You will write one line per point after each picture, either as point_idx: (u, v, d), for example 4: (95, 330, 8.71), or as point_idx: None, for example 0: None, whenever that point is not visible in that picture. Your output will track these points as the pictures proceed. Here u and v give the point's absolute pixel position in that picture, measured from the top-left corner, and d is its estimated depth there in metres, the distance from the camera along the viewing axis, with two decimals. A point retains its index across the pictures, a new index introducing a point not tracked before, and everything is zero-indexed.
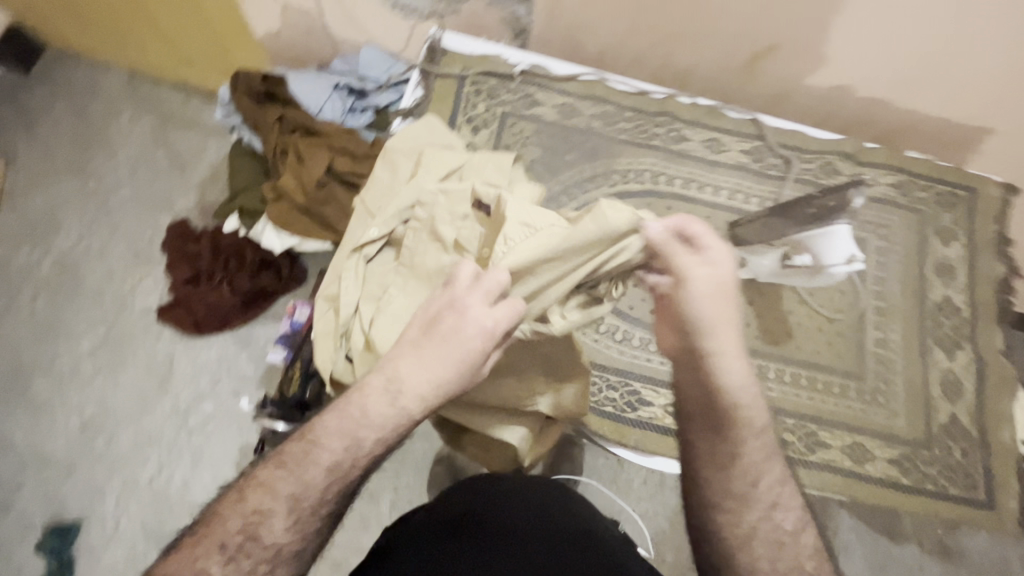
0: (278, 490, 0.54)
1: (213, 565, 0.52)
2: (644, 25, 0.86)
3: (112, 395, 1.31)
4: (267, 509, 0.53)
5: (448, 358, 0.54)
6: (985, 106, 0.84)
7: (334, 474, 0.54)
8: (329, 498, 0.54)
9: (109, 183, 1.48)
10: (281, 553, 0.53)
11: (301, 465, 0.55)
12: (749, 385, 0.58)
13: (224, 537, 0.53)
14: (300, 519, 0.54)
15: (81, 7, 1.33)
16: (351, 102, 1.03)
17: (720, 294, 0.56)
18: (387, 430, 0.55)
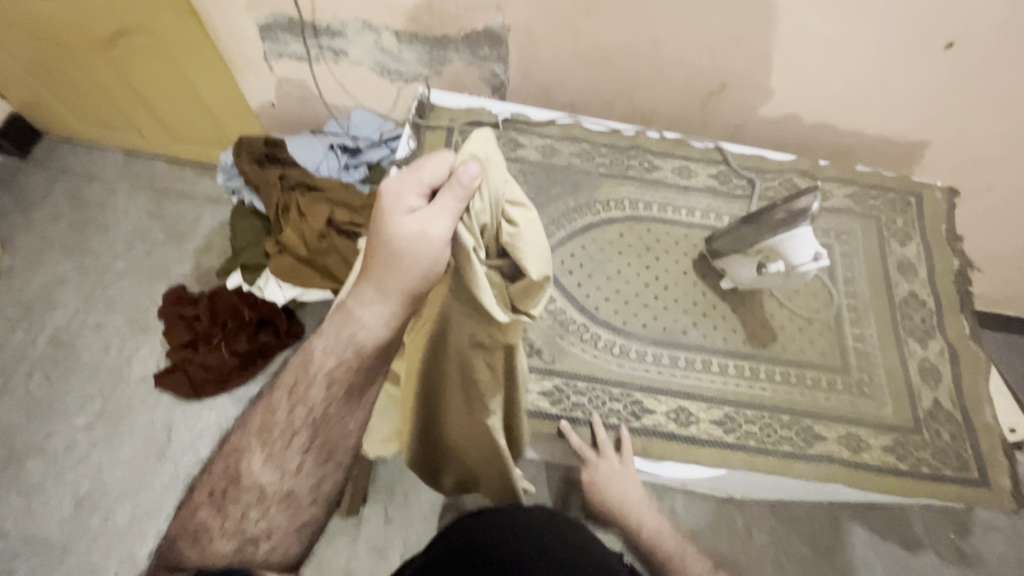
0: (257, 434, 0.58)
1: (210, 520, 0.57)
2: (607, 73, 0.96)
3: (108, 469, 1.28)
4: (246, 451, 0.58)
5: (382, 260, 0.49)
6: (913, 122, 0.95)
7: (294, 398, 0.56)
8: (297, 425, 0.57)
9: (106, 257, 1.52)
10: (266, 494, 0.57)
11: (269, 400, 0.58)
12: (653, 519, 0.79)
13: (212, 485, 0.58)
14: (274, 457, 0.57)
15: (82, 94, 1.41)
16: (345, 160, 1.12)
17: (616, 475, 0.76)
18: (340, 351, 0.55)
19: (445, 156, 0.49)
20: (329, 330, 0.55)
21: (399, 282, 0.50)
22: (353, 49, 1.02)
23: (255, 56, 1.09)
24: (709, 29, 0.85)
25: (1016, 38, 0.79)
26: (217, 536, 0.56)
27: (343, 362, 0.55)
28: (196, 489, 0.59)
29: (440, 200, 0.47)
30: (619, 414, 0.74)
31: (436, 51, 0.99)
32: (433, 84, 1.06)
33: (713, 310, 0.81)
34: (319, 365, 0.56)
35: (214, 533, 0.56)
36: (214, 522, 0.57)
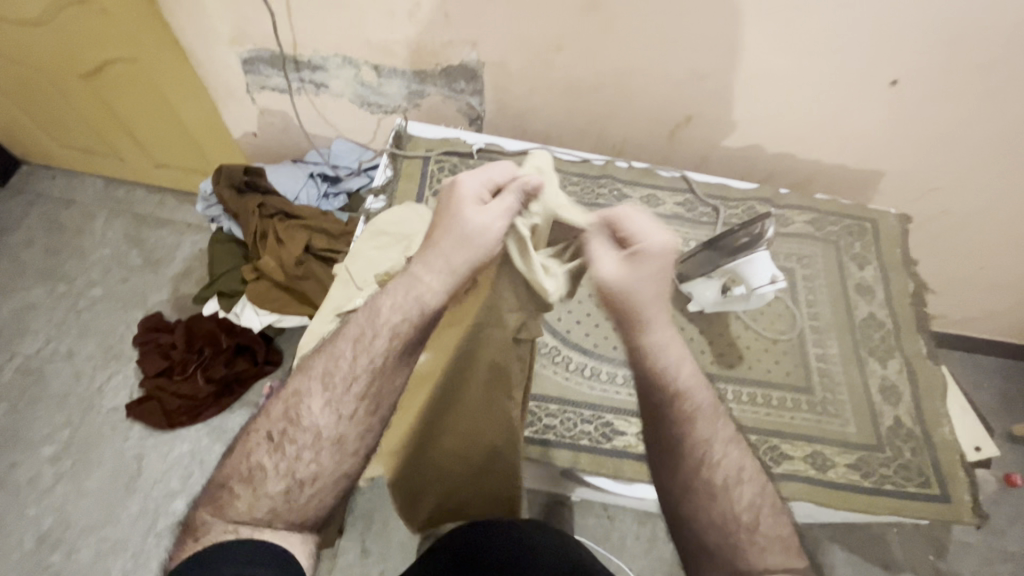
0: (319, 377, 0.57)
1: (265, 459, 0.55)
2: (579, 105, 1.01)
3: (74, 503, 1.24)
4: (306, 390, 0.56)
5: (450, 237, 0.58)
6: (867, 152, 1.00)
7: (360, 345, 0.56)
8: (359, 371, 0.56)
9: (82, 283, 1.50)
10: (322, 438, 0.55)
11: (333, 348, 0.58)
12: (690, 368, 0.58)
13: (268, 425, 0.56)
14: (334, 401, 0.55)
15: (64, 122, 1.43)
16: (324, 188, 1.14)
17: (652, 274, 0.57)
18: (407, 307, 0.57)
19: (508, 165, 0.64)
20: (396, 289, 0.58)
21: (459, 259, 0.58)
22: (334, 82, 1.05)
23: (238, 87, 1.11)
24: (673, 64, 0.90)
25: (955, 76, 0.85)
26: (269, 477, 0.54)
27: (408, 317, 0.57)
28: (249, 432, 0.57)
29: (505, 198, 0.61)
30: (590, 436, 0.75)
31: (414, 84, 1.03)
32: (412, 115, 1.10)
33: (681, 332, 0.83)
34: (387, 317, 0.57)
35: (268, 474, 0.54)
36: (267, 463, 0.55)
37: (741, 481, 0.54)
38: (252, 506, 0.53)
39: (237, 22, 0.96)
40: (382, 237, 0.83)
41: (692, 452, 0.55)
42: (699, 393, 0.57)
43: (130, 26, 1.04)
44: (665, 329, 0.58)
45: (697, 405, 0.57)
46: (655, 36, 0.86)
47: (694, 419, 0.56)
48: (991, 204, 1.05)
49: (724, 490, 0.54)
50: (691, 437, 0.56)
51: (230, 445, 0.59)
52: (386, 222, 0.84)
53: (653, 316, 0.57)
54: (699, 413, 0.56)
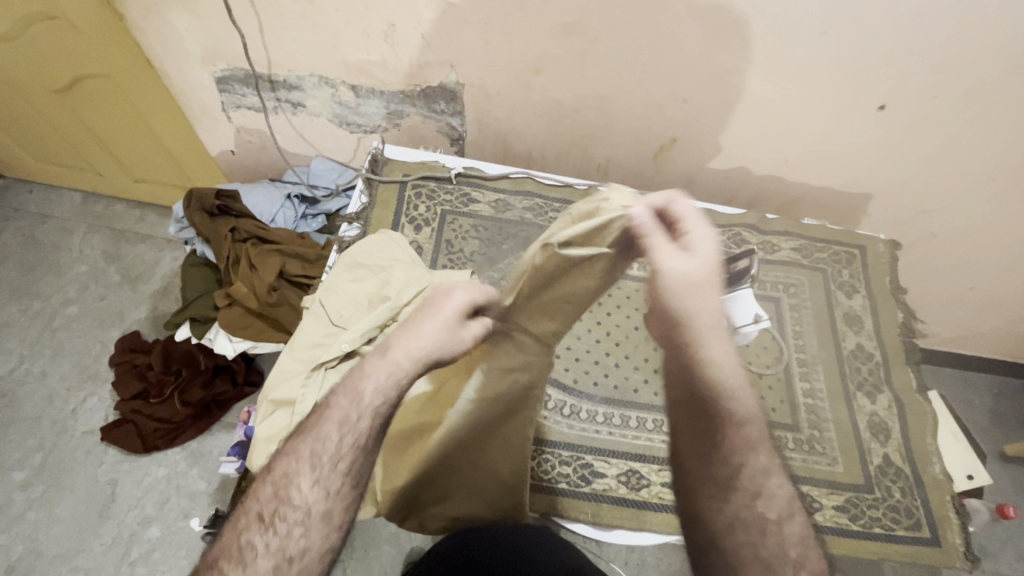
0: (306, 462, 0.55)
1: (255, 540, 0.53)
2: (561, 128, 0.99)
3: (44, 531, 1.19)
4: (293, 470, 0.55)
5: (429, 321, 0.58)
6: (857, 177, 0.98)
7: (345, 428, 0.56)
8: (344, 450, 0.55)
9: (58, 301, 1.46)
10: (312, 514, 0.53)
11: (317, 428, 0.57)
12: (732, 365, 0.55)
13: (259, 505, 0.54)
14: (322, 479, 0.54)
15: (38, 137, 1.38)
16: (302, 210, 1.11)
17: (693, 282, 0.52)
18: (387, 389, 0.57)
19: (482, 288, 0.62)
20: (371, 368, 0.58)
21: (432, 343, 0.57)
22: (311, 102, 1.02)
23: (213, 106, 1.08)
24: (655, 88, 0.88)
25: (941, 103, 0.83)
26: (259, 556, 0.52)
27: (381, 389, 0.56)
28: (236, 514, 0.56)
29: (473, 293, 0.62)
30: (569, 478, 0.74)
31: (393, 104, 1.00)
32: (393, 135, 1.07)
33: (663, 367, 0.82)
34: (366, 391, 0.57)
35: (258, 552, 0.52)
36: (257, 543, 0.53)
37: (785, 515, 0.54)
38: None
39: (208, 43, 0.93)
40: (360, 270, 0.80)
41: (731, 461, 0.54)
42: (752, 423, 0.56)
43: (101, 44, 1.00)
44: (723, 335, 0.55)
45: (747, 420, 0.56)
46: (638, 59, 0.83)
47: (754, 449, 0.55)
48: (979, 229, 1.04)
49: (772, 523, 0.53)
50: (741, 458, 0.54)
51: (214, 533, 0.56)
52: (362, 254, 0.81)
53: (702, 310, 0.53)
54: (760, 444, 0.56)
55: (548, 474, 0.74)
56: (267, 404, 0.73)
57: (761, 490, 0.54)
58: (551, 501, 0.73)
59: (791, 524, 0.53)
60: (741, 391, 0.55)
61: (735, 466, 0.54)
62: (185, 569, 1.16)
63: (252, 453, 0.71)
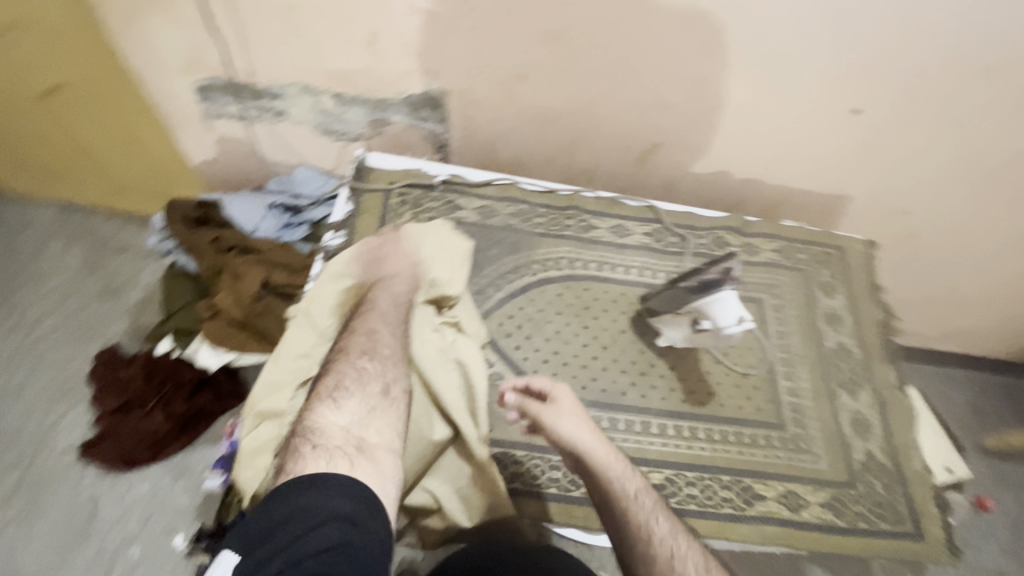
0: (368, 331, 0.70)
1: (358, 368, 0.65)
2: (546, 133, 0.99)
3: (21, 553, 1.15)
4: (375, 331, 0.69)
5: (393, 260, 0.79)
6: (835, 178, 1.01)
7: (382, 317, 0.72)
8: (392, 326, 0.71)
9: (34, 315, 1.42)
10: (386, 365, 0.67)
11: (375, 307, 0.73)
12: (628, 476, 0.65)
13: (353, 350, 0.67)
14: (394, 331, 0.71)
15: (12, 147, 1.35)
16: (286, 219, 1.08)
17: (575, 412, 0.69)
18: (403, 295, 0.76)
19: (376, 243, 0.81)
20: (378, 295, 0.75)
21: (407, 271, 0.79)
22: (294, 110, 1.02)
23: (194, 115, 1.07)
24: (637, 94, 0.89)
25: (914, 106, 0.85)
26: (357, 398, 0.62)
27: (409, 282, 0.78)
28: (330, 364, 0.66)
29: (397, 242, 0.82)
30: (559, 483, 0.76)
31: (377, 111, 1.00)
32: (377, 143, 1.07)
33: (650, 369, 0.83)
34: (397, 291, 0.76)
35: (359, 395, 0.62)
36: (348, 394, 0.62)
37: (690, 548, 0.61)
38: (361, 391, 0.63)
39: (189, 52, 0.92)
40: (346, 279, 0.79)
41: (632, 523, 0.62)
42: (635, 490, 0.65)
43: (77, 52, 0.98)
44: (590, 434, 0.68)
45: (641, 499, 0.64)
46: (621, 65, 0.84)
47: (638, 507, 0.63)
48: (950, 229, 1.07)
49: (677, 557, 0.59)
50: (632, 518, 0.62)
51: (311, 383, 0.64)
52: (347, 262, 0.79)
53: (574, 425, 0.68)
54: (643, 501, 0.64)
55: (538, 480, 0.76)
56: (253, 416, 0.72)
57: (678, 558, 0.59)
58: (543, 507, 0.74)
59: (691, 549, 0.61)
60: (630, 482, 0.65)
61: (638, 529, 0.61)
62: None
63: (238, 465, 0.71)
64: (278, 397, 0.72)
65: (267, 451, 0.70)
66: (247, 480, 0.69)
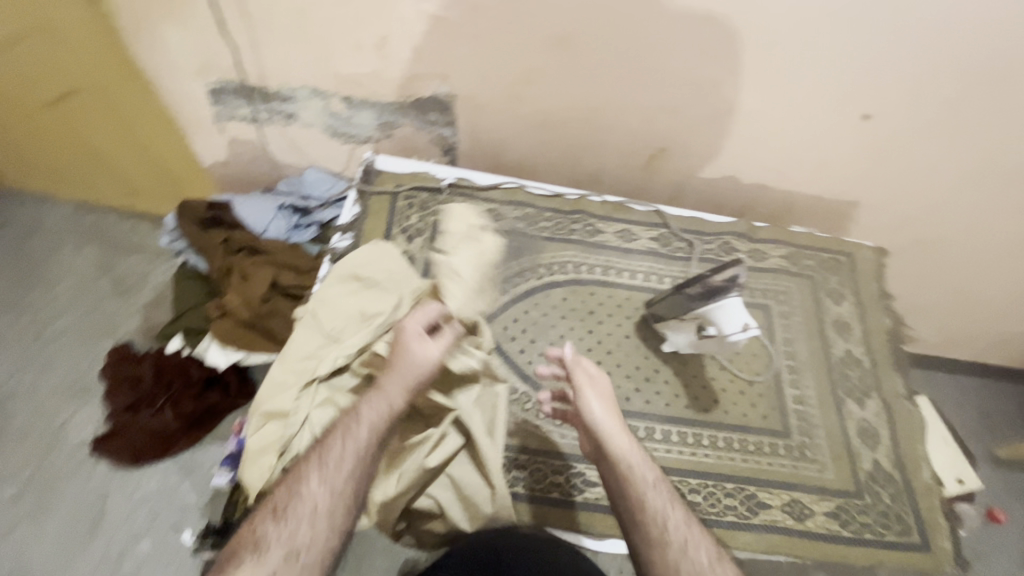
0: (316, 460, 0.60)
1: (268, 529, 0.56)
2: (552, 137, 0.99)
3: (33, 547, 1.17)
4: (309, 471, 0.59)
5: (402, 361, 0.67)
6: (844, 184, 1.00)
7: (347, 435, 0.62)
8: (348, 453, 0.60)
9: (49, 313, 1.44)
10: (318, 508, 0.57)
11: (323, 443, 0.62)
12: (643, 461, 0.65)
13: (274, 500, 0.58)
14: (330, 479, 0.59)
15: (29, 148, 1.38)
16: (295, 220, 1.11)
17: (603, 393, 0.70)
18: (375, 419, 0.63)
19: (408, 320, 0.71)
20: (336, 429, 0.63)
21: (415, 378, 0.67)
22: (303, 113, 1.03)
23: (205, 118, 1.08)
24: (643, 99, 0.89)
25: (924, 112, 0.84)
26: (271, 547, 0.54)
27: (379, 414, 0.63)
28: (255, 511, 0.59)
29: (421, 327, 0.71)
30: (560, 488, 0.76)
31: (385, 115, 1.01)
32: (385, 146, 1.08)
33: (655, 375, 0.82)
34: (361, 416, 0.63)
35: (273, 543, 0.55)
36: (267, 533, 0.56)
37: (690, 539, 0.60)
38: (258, 563, 0.54)
39: (200, 56, 0.93)
40: (354, 281, 0.81)
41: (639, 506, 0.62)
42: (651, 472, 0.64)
43: (92, 56, 1.00)
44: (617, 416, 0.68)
45: (655, 488, 0.63)
46: (626, 70, 0.84)
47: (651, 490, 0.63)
48: (963, 236, 1.05)
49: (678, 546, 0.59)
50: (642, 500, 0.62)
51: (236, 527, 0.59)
52: (356, 265, 0.81)
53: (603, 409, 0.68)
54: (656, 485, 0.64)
55: (540, 485, 0.76)
56: (259, 416, 0.72)
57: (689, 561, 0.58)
58: (544, 512, 0.75)
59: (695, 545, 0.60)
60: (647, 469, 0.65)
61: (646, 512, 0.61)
62: None
63: (241, 465, 0.70)
64: (283, 397, 0.72)
65: (271, 451, 0.70)
66: (252, 480, 0.68)
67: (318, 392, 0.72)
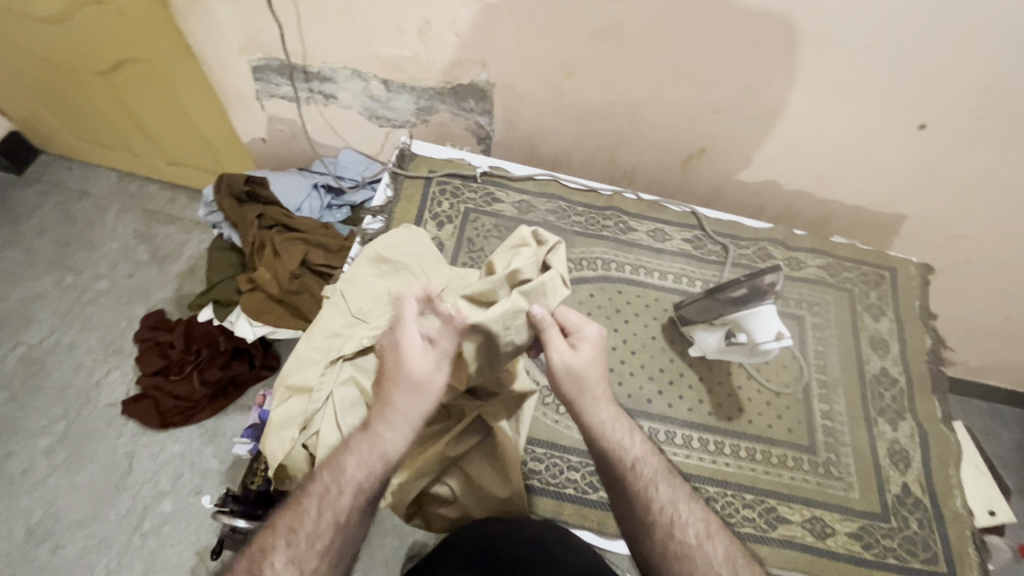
0: (286, 527, 0.54)
1: None
2: (589, 131, 0.98)
3: (64, 498, 1.22)
4: (274, 543, 0.53)
5: (403, 392, 0.56)
6: (891, 196, 0.96)
7: (324, 504, 0.55)
8: (323, 528, 0.54)
9: (89, 276, 1.50)
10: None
11: (296, 503, 0.56)
12: (623, 428, 0.62)
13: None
14: (298, 555, 0.52)
15: (80, 115, 1.43)
16: (328, 200, 1.13)
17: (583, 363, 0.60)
18: (371, 464, 0.56)
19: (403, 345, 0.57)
20: (317, 484, 0.56)
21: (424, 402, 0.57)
22: (342, 94, 1.03)
23: (248, 94, 1.10)
24: (686, 97, 0.86)
25: (986, 125, 0.80)
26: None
27: (367, 468, 0.56)
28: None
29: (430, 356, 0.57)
30: (576, 484, 0.75)
31: (423, 100, 1.01)
32: (420, 131, 1.08)
33: (679, 379, 0.81)
34: (345, 472, 0.56)
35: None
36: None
37: (705, 534, 0.58)
38: None
39: (247, 32, 0.94)
40: (382, 264, 0.81)
41: (644, 504, 0.59)
42: (651, 461, 0.62)
43: (144, 28, 1.02)
44: (609, 403, 0.62)
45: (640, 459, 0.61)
46: (670, 66, 0.82)
47: (653, 483, 0.60)
48: (1015, 258, 1.00)
49: (693, 546, 0.57)
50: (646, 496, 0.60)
51: None
52: (385, 247, 0.81)
53: (597, 393, 0.62)
54: (658, 477, 0.61)
55: (555, 479, 0.75)
56: (283, 389, 0.73)
57: (681, 541, 0.57)
58: (557, 506, 0.74)
59: (711, 541, 0.57)
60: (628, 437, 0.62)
61: (653, 508, 0.59)
62: (195, 544, 1.19)
63: (264, 436, 0.72)
64: (308, 372, 0.73)
65: (294, 425, 0.71)
66: (274, 453, 0.69)
67: (341, 370, 0.72)
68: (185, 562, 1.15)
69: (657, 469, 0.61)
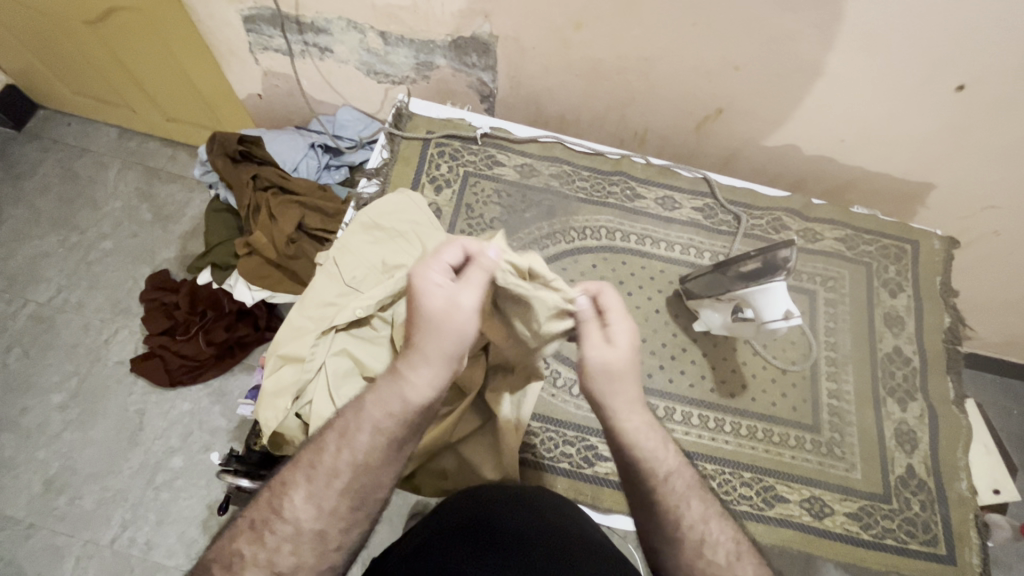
0: (305, 466, 0.54)
1: (245, 547, 0.53)
2: (599, 90, 0.92)
3: (79, 452, 1.26)
4: (291, 482, 0.54)
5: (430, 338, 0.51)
6: (920, 164, 0.90)
7: (343, 441, 0.54)
8: (341, 467, 0.53)
9: (94, 235, 1.49)
10: (303, 531, 0.52)
11: (319, 440, 0.56)
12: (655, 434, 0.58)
13: (253, 514, 0.54)
14: (316, 495, 0.53)
15: (72, 68, 1.38)
16: (325, 160, 1.10)
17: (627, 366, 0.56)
18: (390, 404, 0.53)
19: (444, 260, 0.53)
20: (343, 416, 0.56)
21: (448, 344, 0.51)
22: (339, 47, 0.98)
23: (241, 47, 1.05)
24: (702, 52, 0.80)
25: None
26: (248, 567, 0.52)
27: (392, 415, 0.53)
28: (238, 517, 0.56)
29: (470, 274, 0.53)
30: (571, 458, 0.75)
31: (422, 54, 0.95)
32: (420, 88, 1.03)
33: (682, 354, 0.79)
34: (368, 409, 0.54)
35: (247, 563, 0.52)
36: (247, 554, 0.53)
37: (733, 554, 0.55)
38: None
39: None
40: (376, 231, 0.78)
41: (671, 513, 0.56)
42: (686, 475, 0.58)
43: None
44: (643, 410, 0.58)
45: (671, 477, 0.57)
46: (689, 19, 0.75)
47: (686, 499, 0.57)
48: None
49: (722, 566, 0.54)
50: (677, 510, 0.56)
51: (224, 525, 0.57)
52: (379, 214, 0.79)
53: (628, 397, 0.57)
54: (691, 492, 0.58)
55: (549, 453, 0.75)
56: (276, 358, 0.72)
57: (705, 537, 0.56)
58: (551, 480, 0.74)
59: (740, 562, 0.55)
60: (664, 452, 0.58)
61: (680, 527, 0.56)
62: (206, 497, 1.23)
63: (257, 403, 0.71)
64: (298, 343, 0.71)
65: (287, 394, 0.69)
66: (267, 423, 0.69)
67: (335, 340, 0.71)
68: (196, 513, 1.20)
69: (687, 488, 0.58)
